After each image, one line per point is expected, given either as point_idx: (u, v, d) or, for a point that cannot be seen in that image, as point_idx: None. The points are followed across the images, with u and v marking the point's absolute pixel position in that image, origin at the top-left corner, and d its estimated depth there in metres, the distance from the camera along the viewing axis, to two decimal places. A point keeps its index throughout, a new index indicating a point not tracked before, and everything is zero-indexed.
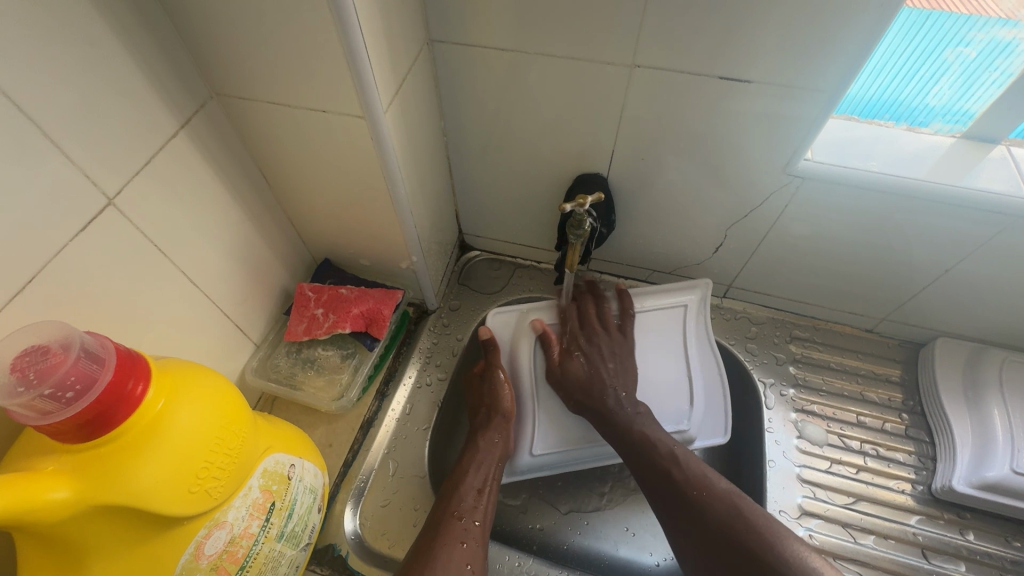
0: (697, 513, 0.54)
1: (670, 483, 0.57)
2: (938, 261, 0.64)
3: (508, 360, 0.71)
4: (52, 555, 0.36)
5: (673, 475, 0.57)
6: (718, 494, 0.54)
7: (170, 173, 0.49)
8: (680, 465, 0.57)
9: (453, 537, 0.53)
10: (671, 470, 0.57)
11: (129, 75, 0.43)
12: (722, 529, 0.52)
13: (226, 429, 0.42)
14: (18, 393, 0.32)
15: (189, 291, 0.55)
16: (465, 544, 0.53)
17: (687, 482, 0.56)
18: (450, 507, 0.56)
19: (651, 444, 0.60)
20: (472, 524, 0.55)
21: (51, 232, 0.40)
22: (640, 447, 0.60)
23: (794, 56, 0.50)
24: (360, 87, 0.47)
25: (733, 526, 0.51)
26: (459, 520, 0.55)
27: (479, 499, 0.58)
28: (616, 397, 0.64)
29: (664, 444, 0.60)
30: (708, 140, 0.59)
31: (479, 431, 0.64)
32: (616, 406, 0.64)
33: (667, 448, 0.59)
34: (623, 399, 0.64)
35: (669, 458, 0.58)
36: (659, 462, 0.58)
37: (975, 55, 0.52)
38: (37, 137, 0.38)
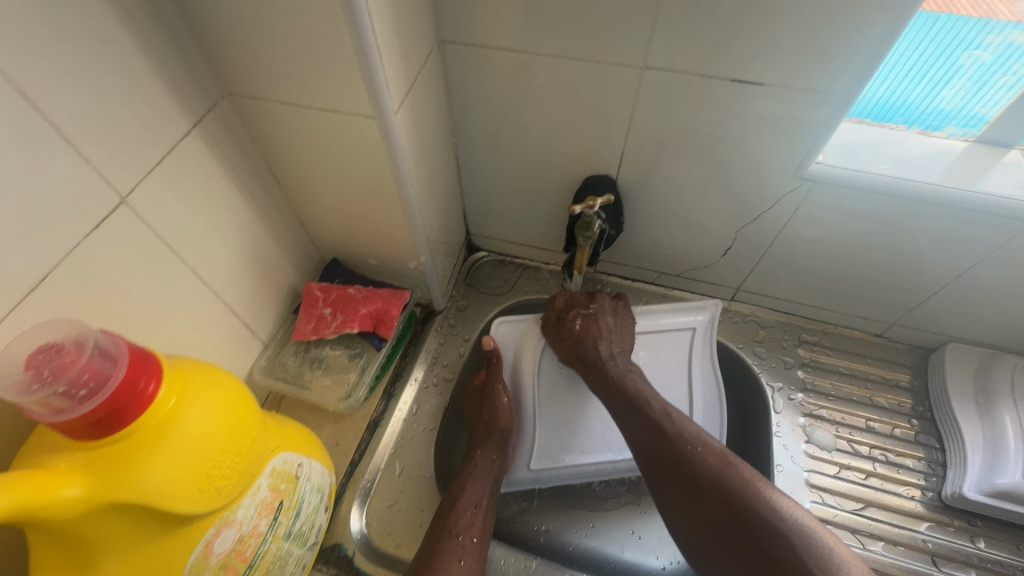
0: (685, 465, 0.54)
1: (659, 442, 0.57)
2: (950, 266, 0.64)
3: (510, 375, 0.73)
4: (64, 552, 0.36)
5: (665, 431, 0.57)
6: (710, 449, 0.54)
7: (182, 172, 0.49)
8: (669, 423, 0.57)
9: (451, 555, 0.53)
10: (663, 426, 0.57)
11: (142, 75, 0.43)
12: (712, 483, 0.52)
13: (236, 428, 0.42)
14: (32, 389, 0.33)
15: (199, 290, 0.55)
16: (462, 563, 0.52)
17: (680, 437, 0.56)
18: (448, 522, 0.56)
19: (642, 400, 0.60)
20: (468, 540, 0.55)
21: (65, 230, 0.41)
22: (634, 407, 0.60)
23: (807, 58, 0.49)
24: (371, 87, 0.47)
25: (722, 479, 0.52)
26: (456, 537, 0.55)
27: (476, 516, 0.57)
28: (608, 353, 0.65)
29: (653, 402, 0.60)
30: (719, 142, 0.59)
31: (480, 447, 0.65)
32: (608, 365, 0.65)
33: (656, 406, 0.59)
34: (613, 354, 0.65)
35: (659, 415, 0.58)
36: (650, 420, 0.58)
37: (989, 58, 0.52)
38: (52, 135, 0.38)
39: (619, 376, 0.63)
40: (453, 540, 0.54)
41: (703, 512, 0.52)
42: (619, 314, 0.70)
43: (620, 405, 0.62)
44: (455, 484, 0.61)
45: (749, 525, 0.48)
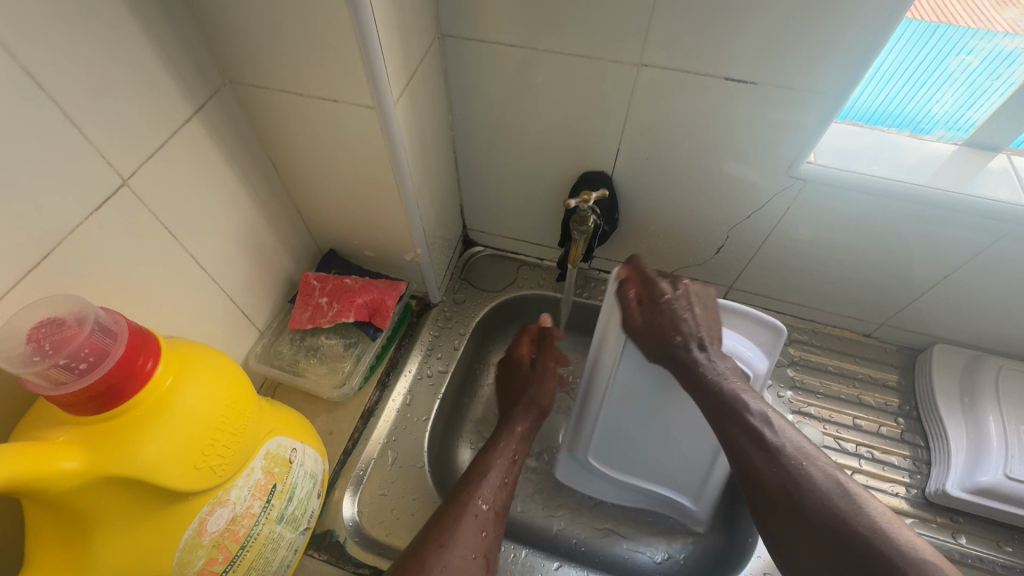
0: (792, 487, 0.49)
1: (753, 450, 0.52)
2: (937, 267, 0.65)
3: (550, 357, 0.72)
4: (59, 524, 0.36)
5: (766, 441, 0.52)
6: (818, 466, 0.50)
7: (182, 157, 0.50)
8: (767, 433, 0.53)
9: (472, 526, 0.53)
10: (764, 432, 0.53)
11: (145, 59, 0.44)
12: (820, 501, 0.47)
13: (232, 409, 0.42)
14: (33, 361, 0.33)
15: (197, 274, 0.55)
16: (483, 535, 0.53)
17: (782, 449, 0.51)
18: (474, 490, 0.56)
19: (742, 403, 0.55)
20: (491, 511, 0.55)
21: (66, 208, 0.41)
22: (735, 408, 0.55)
23: (799, 59, 0.51)
24: (372, 77, 0.48)
25: (833, 501, 0.47)
26: (480, 504, 0.55)
27: (502, 490, 0.57)
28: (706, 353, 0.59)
29: (753, 405, 0.55)
30: (712, 142, 0.60)
31: (512, 418, 0.65)
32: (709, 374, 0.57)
33: (756, 409, 0.54)
34: (714, 354, 0.59)
35: (760, 420, 0.54)
36: (743, 425, 0.53)
37: (979, 63, 0.53)
38: (55, 114, 0.39)
39: (719, 378, 0.57)
40: (477, 513, 0.54)
41: (801, 526, 0.47)
42: (698, 292, 0.62)
43: (721, 411, 0.55)
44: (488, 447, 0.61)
45: (854, 546, 0.44)
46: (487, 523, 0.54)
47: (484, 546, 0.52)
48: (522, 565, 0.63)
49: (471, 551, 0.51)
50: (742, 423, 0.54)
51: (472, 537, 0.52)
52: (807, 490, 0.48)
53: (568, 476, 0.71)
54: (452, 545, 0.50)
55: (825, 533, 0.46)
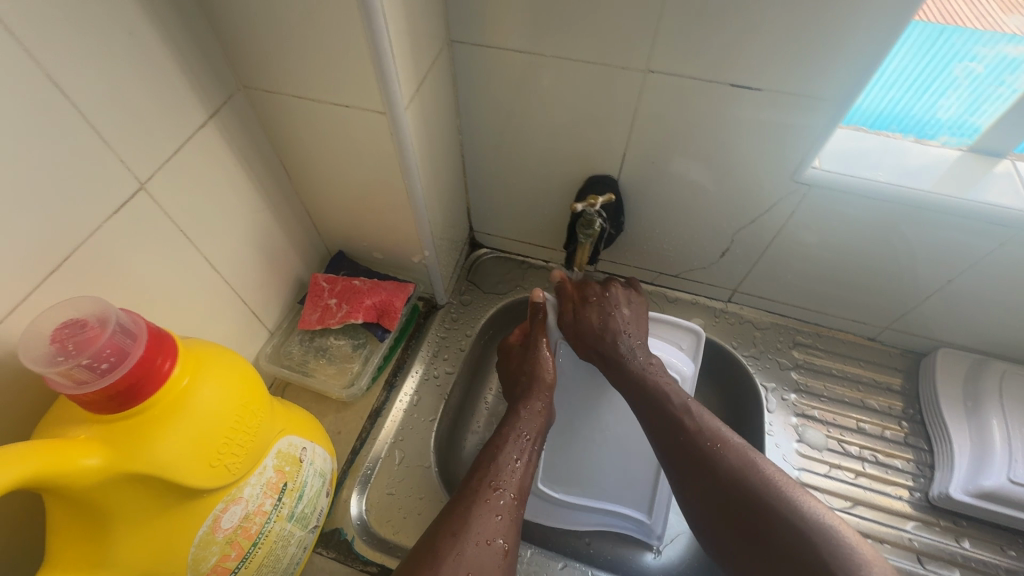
0: (709, 470, 0.53)
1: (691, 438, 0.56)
2: (942, 272, 0.65)
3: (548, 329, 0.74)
4: (80, 520, 0.37)
5: (685, 427, 0.57)
6: (733, 449, 0.54)
7: (197, 161, 0.51)
8: (686, 420, 0.57)
9: (489, 509, 0.53)
10: (685, 422, 0.57)
11: (163, 65, 0.45)
12: (740, 489, 0.51)
13: (245, 409, 0.43)
14: (58, 361, 0.34)
15: (210, 276, 0.56)
16: (499, 518, 0.53)
17: (699, 433, 0.56)
18: (486, 477, 0.56)
19: (664, 394, 0.60)
20: (507, 497, 0.55)
21: (86, 211, 0.42)
22: (654, 398, 0.61)
23: (805, 66, 0.51)
24: (383, 83, 0.49)
25: (748, 483, 0.51)
26: (494, 490, 0.55)
27: (516, 477, 0.58)
28: (630, 349, 0.66)
29: (674, 397, 0.60)
30: (717, 147, 0.61)
31: (523, 399, 0.66)
32: (633, 365, 0.65)
33: (676, 400, 0.60)
34: (637, 348, 0.67)
35: (680, 409, 0.59)
36: (673, 415, 0.58)
37: (982, 69, 0.54)
38: (77, 119, 0.40)
39: (639, 371, 0.64)
40: (489, 499, 0.54)
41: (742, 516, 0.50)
42: (627, 295, 0.72)
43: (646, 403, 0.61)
44: (499, 434, 0.62)
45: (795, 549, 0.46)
46: (501, 509, 0.54)
47: (500, 530, 0.52)
48: (526, 566, 0.64)
49: (487, 537, 0.51)
50: (664, 412, 0.59)
51: (487, 523, 0.52)
52: (724, 476, 0.52)
53: (533, 512, 0.69)
54: (466, 534, 0.50)
55: (750, 518, 0.50)
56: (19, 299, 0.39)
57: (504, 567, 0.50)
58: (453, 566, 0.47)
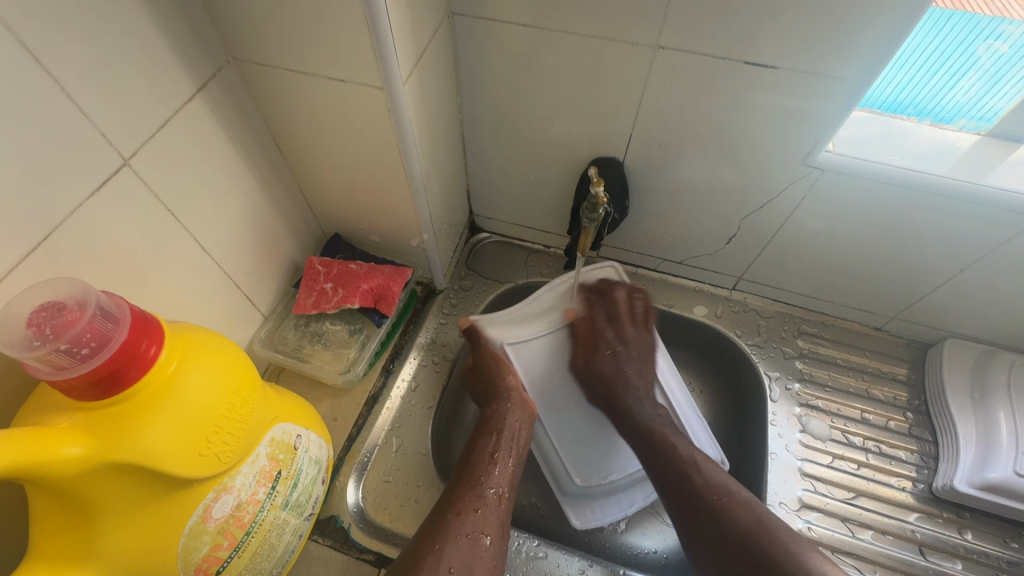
0: (712, 521, 0.52)
1: (688, 481, 0.56)
2: (954, 261, 0.63)
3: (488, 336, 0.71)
4: (63, 512, 0.36)
5: (691, 481, 0.56)
6: (741, 505, 0.53)
7: (183, 138, 0.48)
8: (693, 475, 0.56)
9: (467, 505, 0.52)
10: (691, 476, 0.56)
11: (146, 33, 0.42)
12: (740, 534, 0.50)
13: (237, 395, 0.42)
14: (34, 346, 0.33)
15: (200, 258, 0.54)
16: (478, 512, 0.52)
17: (706, 488, 0.55)
18: (468, 478, 0.55)
19: (671, 445, 0.60)
20: (490, 494, 0.54)
21: (67, 189, 0.40)
22: (658, 446, 0.60)
23: (824, 44, 0.48)
24: (379, 54, 0.46)
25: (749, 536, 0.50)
26: (474, 488, 0.54)
27: (502, 474, 0.56)
28: (642, 398, 0.65)
29: (682, 447, 0.59)
30: (728, 129, 0.58)
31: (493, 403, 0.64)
32: (638, 409, 0.64)
33: (683, 450, 0.59)
34: (645, 400, 0.65)
35: (688, 463, 0.58)
36: (679, 466, 0.58)
37: (1007, 49, 0.51)
38: (53, 89, 0.37)
39: (647, 423, 0.63)
40: (469, 495, 0.53)
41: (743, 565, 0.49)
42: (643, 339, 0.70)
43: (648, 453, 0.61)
44: (476, 439, 0.61)
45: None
46: (482, 503, 0.53)
47: (481, 524, 0.51)
48: (526, 554, 0.63)
49: (467, 529, 0.50)
50: (669, 462, 0.58)
51: (468, 518, 0.51)
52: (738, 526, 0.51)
53: (583, 519, 0.67)
54: (445, 531, 0.50)
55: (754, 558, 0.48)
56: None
57: (488, 558, 0.49)
58: (432, 565, 0.47)
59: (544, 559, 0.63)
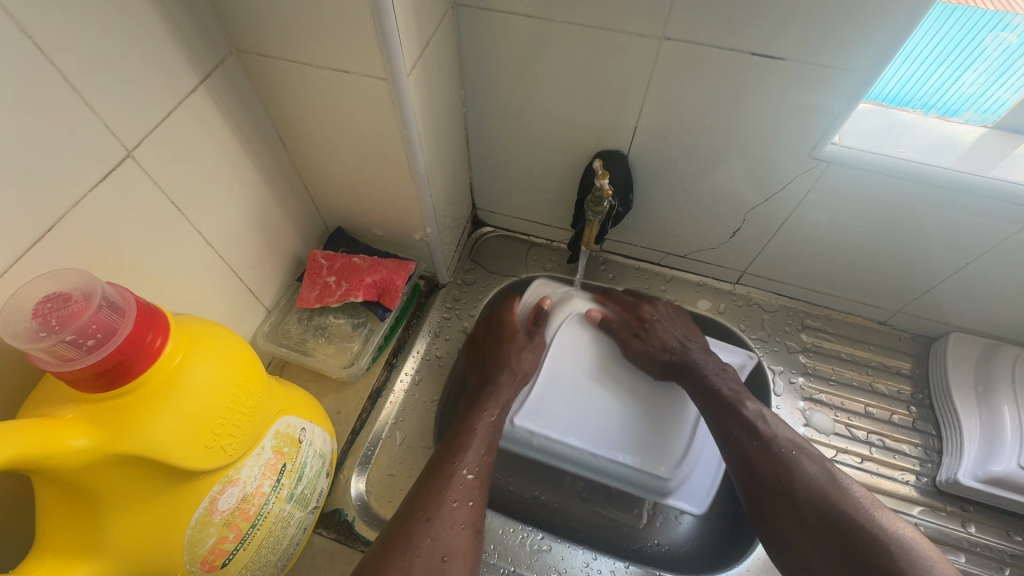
0: (780, 470, 0.55)
1: (764, 437, 0.57)
2: (959, 254, 0.63)
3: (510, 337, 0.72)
4: (68, 503, 0.36)
5: (759, 433, 0.58)
6: (808, 457, 0.56)
7: (186, 130, 0.48)
8: (760, 424, 0.59)
9: (458, 495, 0.54)
10: (759, 427, 0.58)
11: (148, 24, 0.42)
12: (810, 489, 0.53)
13: (242, 388, 0.42)
14: (40, 337, 0.32)
15: (204, 251, 0.54)
16: (470, 504, 0.54)
17: (775, 441, 0.57)
18: (455, 464, 0.56)
19: (738, 399, 0.62)
20: (476, 485, 0.56)
21: (70, 182, 0.40)
22: (724, 404, 0.61)
23: (832, 34, 0.48)
24: (384, 45, 0.46)
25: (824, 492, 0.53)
26: (463, 477, 0.55)
27: (480, 459, 0.58)
28: (697, 352, 0.68)
29: (746, 403, 0.61)
30: (734, 121, 0.58)
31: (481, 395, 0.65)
32: (703, 365, 0.67)
33: (749, 404, 0.61)
34: (709, 359, 0.67)
35: (754, 415, 0.60)
36: (745, 417, 0.60)
37: (1015, 40, 0.50)
38: (56, 80, 0.37)
39: (709, 375, 0.65)
40: (461, 484, 0.55)
41: (819, 519, 0.51)
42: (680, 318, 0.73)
43: (712, 402, 0.63)
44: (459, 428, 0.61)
45: (853, 534, 0.49)
46: (472, 494, 0.55)
47: (472, 515, 0.53)
48: (530, 547, 0.63)
49: (460, 520, 0.52)
50: (737, 417, 0.60)
51: (457, 508, 0.53)
52: (809, 484, 0.53)
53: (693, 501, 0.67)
54: (440, 519, 0.51)
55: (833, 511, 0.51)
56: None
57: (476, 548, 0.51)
58: (427, 551, 0.49)
59: (548, 552, 0.63)
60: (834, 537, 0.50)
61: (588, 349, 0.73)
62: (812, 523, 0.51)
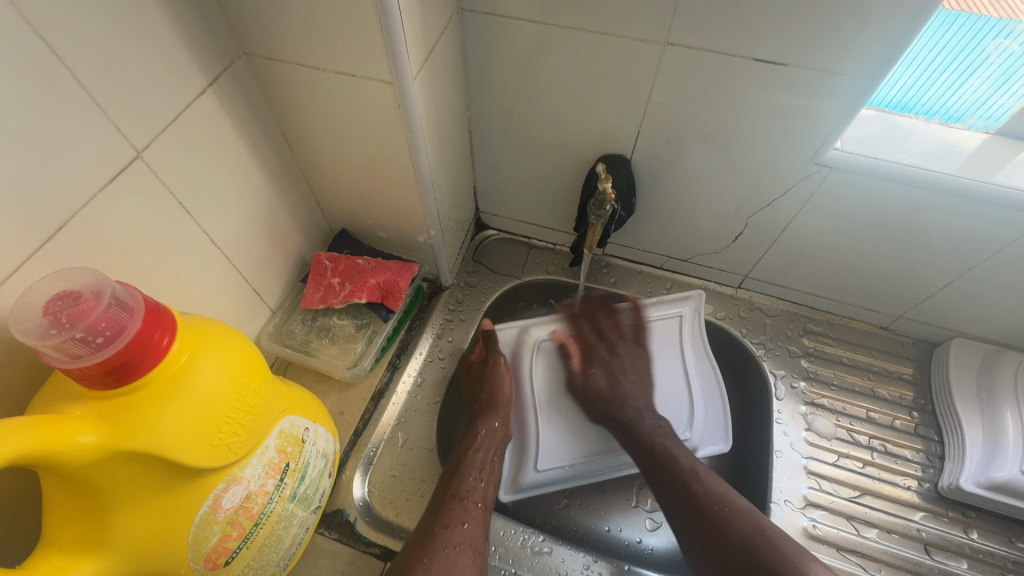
0: (713, 533, 0.51)
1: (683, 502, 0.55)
2: (961, 259, 0.63)
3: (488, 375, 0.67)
4: (76, 499, 0.36)
5: (692, 492, 0.55)
6: (741, 515, 0.52)
7: (193, 133, 0.49)
8: (697, 482, 0.56)
9: (454, 517, 0.52)
10: (692, 485, 0.55)
11: (158, 28, 0.43)
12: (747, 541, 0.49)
13: (247, 386, 0.42)
14: (50, 334, 0.33)
15: (210, 253, 0.55)
16: (466, 524, 0.52)
17: (707, 499, 0.54)
18: (452, 489, 0.56)
19: (671, 455, 0.59)
20: (473, 505, 0.55)
21: (80, 182, 0.40)
22: (656, 457, 0.60)
23: (833, 38, 0.48)
24: (390, 50, 0.46)
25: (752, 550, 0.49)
26: (460, 501, 0.54)
27: (478, 486, 0.57)
28: (640, 411, 0.65)
29: (680, 460, 0.59)
30: (734, 126, 0.59)
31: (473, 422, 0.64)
32: (637, 422, 0.64)
33: (683, 463, 0.58)
34: (646, 412, 0.66)
35: (687, 473, 0.57)
36: (680, 477, 0.57)
37: (1018, 47, 0.50)
38: (68, 81, 0.37)
39: (648, 436, 0.62)
40: (454, 508, 0.54)
41: None
42: (632, 351, 0.71)
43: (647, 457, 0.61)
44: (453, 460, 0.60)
45: None
46: (467, 515, 0.53)
47: (468, 535, 0.51)
48: (531, 549, 0.63)
49: (456, 540, 0.50)
50: (670, 474, 0.57)
51: (455, 530, 0.51)
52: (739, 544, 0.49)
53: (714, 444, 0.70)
54: (433, 544, 0.50)
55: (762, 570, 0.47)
56: (9, 271, 0.38)
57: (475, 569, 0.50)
58: None
59: (550, 555, 0.63)
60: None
61: (544, 389, 0.71)
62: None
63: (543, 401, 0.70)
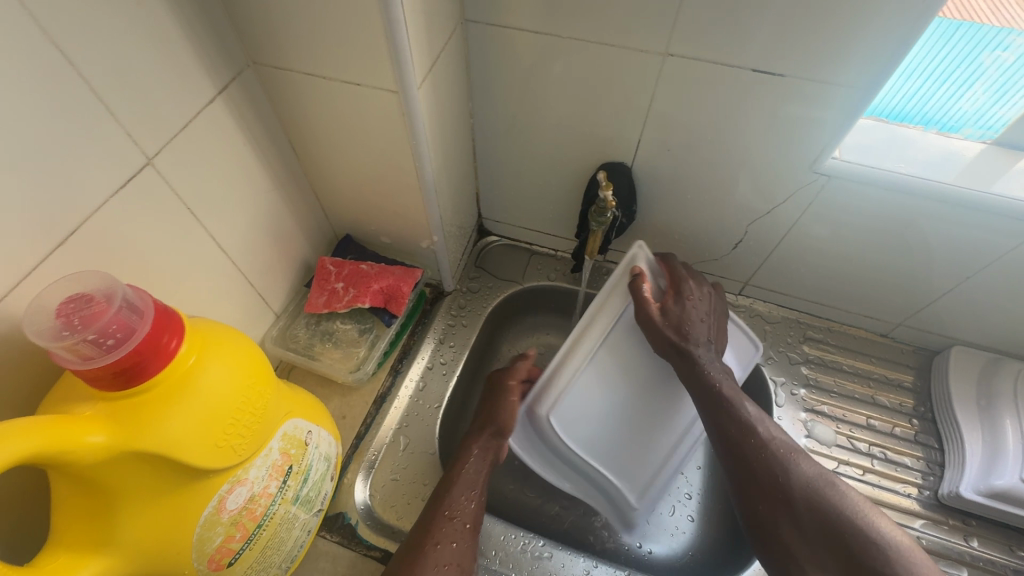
0: (778, 471, 0.53)
1: (741, 441, 0.54)
2: (959, 268, 0.64)
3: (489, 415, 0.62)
4: (84, 498, 0.37)
5: (756, 433, 0.55)
6: (806, 459, 0.54)
7: (202, 140, 0.50)
8: (757, 429, 0.55)
9: (442, 536, 0.52)
10: (756, 428, 0.55)
11: (170, 38, 0.44)
12: (806, 492, 0.51)
13: (252, 389, 0.43)
14: (63, 336, 0.34)
15: (216, 257, 0.56)
16: (454, 544, 0.52)
17: (771, 441, 0.55)
18: (442, 505, 0.55)
19: (735, 402, 0.57)
20: (461, 525, 0.54)
21: (92, 187, 0.41)
22: (722, 403, 0.56)
23: (830, 49, 0.49)
24: (396, 59, 0.47)
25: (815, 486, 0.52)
26: (449, 519, 0.54)
27: (471, 503, 0.56)
28: (708, 349, 0.60)
29: (745, 404, 0.57)
30: (733, 135, 0.59)
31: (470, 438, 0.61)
32: (708, 365, 0.59)
33: (747, 407, 0.57)
34: (715, 354, 0.60)
35: (752, 417, 0.56)
36: (740, 422, 0.55)
37: (1013, 59, 0.51)
38: (83, 89, 0.39)
39: (717, 378, 0.58)
40: (444, 526, 0.53)
41: (789, 514, 0.51)
42: (709, 297, 0.64)
43: (710, 405, 0.56)
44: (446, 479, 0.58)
45: (837, 533, 0.49)
46: (456, 534, 0.53)
47: (457, 554, 0.52)
48: (531, 554, 0.63)
49: (445, 560, 0.51)
50: (731, 419, 0.56)
51: (443, 549, 0.51)
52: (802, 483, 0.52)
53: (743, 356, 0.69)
54: (422, 562, 0.50)
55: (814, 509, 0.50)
56: (21, 275, 0.38)
57: None
58: None
59: (549, 559, 0.63)
60: (833, 553, 0.48)
61: (590, 444, 0.63)
62: (809, 528, 0.50)
63: (599, 451, 0.64)
